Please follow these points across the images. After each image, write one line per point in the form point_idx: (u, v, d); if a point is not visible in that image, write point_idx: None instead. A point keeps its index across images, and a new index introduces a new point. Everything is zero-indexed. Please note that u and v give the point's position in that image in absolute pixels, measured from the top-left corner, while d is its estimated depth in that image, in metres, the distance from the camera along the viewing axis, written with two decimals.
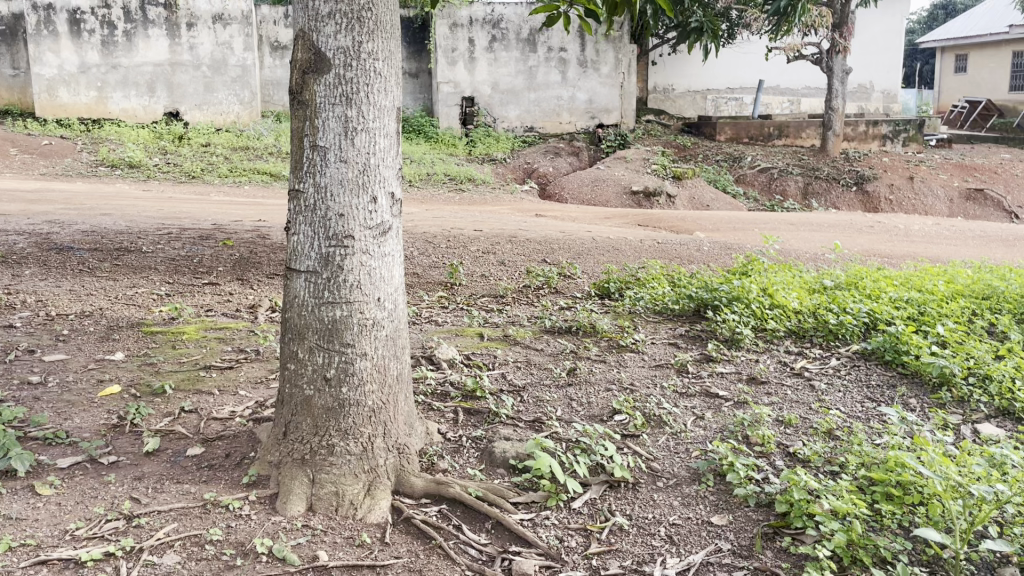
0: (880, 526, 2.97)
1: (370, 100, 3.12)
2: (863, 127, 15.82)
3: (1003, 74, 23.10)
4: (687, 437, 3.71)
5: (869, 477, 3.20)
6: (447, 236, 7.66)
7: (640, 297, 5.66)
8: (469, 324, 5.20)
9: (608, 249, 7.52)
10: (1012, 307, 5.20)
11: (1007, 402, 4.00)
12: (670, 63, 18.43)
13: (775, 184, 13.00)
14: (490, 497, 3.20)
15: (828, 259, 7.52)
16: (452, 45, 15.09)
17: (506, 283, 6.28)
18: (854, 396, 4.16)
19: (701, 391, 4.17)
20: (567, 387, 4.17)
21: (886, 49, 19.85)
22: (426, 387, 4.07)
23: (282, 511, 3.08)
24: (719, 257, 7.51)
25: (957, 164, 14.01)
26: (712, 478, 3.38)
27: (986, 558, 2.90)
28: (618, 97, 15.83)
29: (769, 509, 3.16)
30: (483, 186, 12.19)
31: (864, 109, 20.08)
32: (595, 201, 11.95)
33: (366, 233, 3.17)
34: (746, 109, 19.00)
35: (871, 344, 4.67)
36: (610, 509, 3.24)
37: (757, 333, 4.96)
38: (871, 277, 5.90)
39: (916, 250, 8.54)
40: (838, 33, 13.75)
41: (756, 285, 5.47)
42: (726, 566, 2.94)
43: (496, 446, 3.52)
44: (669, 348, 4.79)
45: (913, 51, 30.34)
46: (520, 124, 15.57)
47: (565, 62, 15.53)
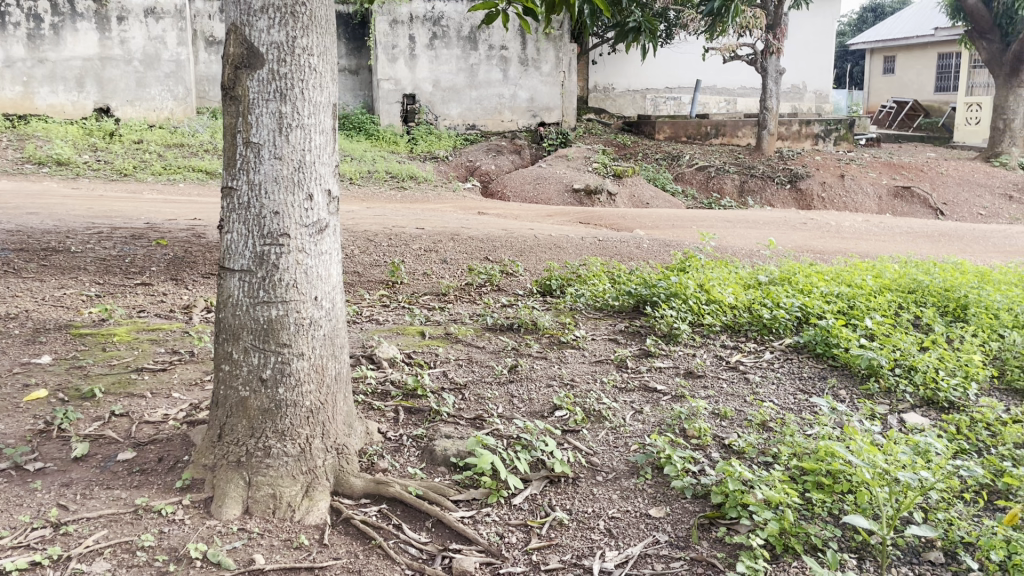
0: (811, 514, 3.05)
1: (304, 96, 3.08)
2: (795, 126, 16.21)
3: (929, 75, 23.88)
4: (626, 431, 3.76)
5: (801, 467, 3.29)
6: (388, 234, 7.58)
7: (581, 294, 5.71)
8: (410, 323, 5.16)
9: (549, 246, 7.57)
10: (937, 300, 5.39)
11: (931, 392, 4.16)
12: (611, 62, 18.59)
13: (712, 182, 13.27)
14: (430, 495, 3.20)
15: (763, 255, 7.69)
16: (392, 43, 14.94)
17: (448, 281, 6.26)
18: (787, 388, 4.27)
19: (639, 386, 4.23)
20: (509, 384, 4.18)
21: (817, 50, 20.38)
22: (366, 387, 4.03)
23: (216, 515, 3.02)
24: (658, 254, 7.62)
25: (886, 163, 14.43)
26: (650, 470, 3.43)
27: (911, 543, 3.00)
28: (558, 96, 15.95)
29: (705, 501, 3.21)
30: (425, 183, 12.12)
31: (797, 108, 20.61)
32: (537, 199, 12.00)
33: (302, 231, 3.13)
34: (684, 109, 19.33)
35: (803, 338, 4.79)
36: (550, 504, 3.27)
37: (694, 328, 5.05)
38: (804, 272, 6.06)
39: (847, 246, 8.78)
40: (771, 34, 14.06)
41: (693, 280, 5.56)
42: (663, 558, 2.98)
43: (437, 444, 3.51)
44: (609, 343, 4.85)
45: (844, 53, 31.26)
46: (461, 122, 15.53)
47: (506, 60, 15.56)
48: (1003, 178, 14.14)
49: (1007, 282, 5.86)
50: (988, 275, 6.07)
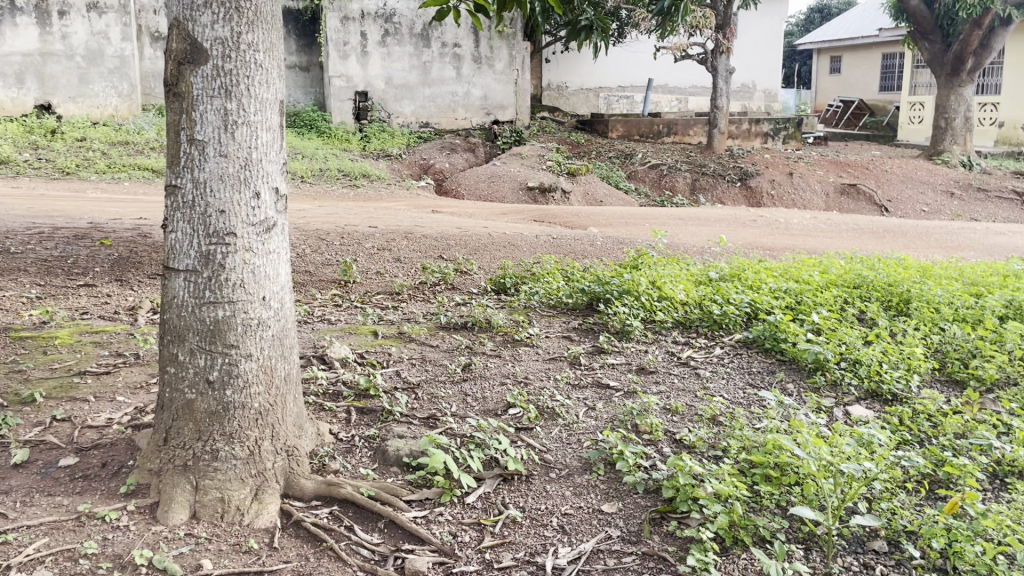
0: (759, 506, 3.10)
1: (250, 92, 3.03)
2: (745, 124, 16.44)
3: (873, 75, 24.43)
4: (579, 428, 3.78)
5: (749, 460, 3.34)
6: (340, 232, 7.50)
7: (535, 292, 5.73)
8: (362, 323, 5.12)
9: (503, 244, 7.56)
10: (880, 295, 5.51)
11: (875, 384, 4.25)
12: (564, 61, 18.66)
13: (665, 180, 13.41)
14: (382, 496, 3.17)
15: (713, 251, 7.79)
16: (344, 39, 14.78)
17: (401, 281, 6.21)
18: (736, 382, 4.34)
19: (592, 382, 4.26)
20: (462, 382, 4.17)
21: (766, 50, 20.72)
22: (317, 387, 3.99)
23: (162, 520, 2.95)
24: (611, 252, 7.66)
25: (833, 161, 14.72)
26: (603, 466, 3.45)
27: (857, 533, 3.07)
28: (511, 94, 15.97)
29: (656, 495, 3.25)
30: (378, 182, 12.03)
31: (747, 107, 20.93)
32: (491, 197, 12.00)
33: (249, 229, 3.08)
34: (637, 107, 19.51)
35: (752, 333, 4.87)
36: (503, 501, 3.27)
37: (646, 325, 5.09)
38: (753, 268, 6.15)
39: (795, 243, 8.94)
40: (721, 34, 14.23)
41: (646, 278, 5.61)
42: (615, 553, 2.99)
43: (390, 445, 3.48)
44: (563, 341, 4.86)
45: (791, 53, 31.83)
46: (415, 120, 15.44)
47: (459, 58, 15.51)
48: (944, 175, 14.51)
49: (948, 277, 6.03)
50: (929, 270, 6.23)
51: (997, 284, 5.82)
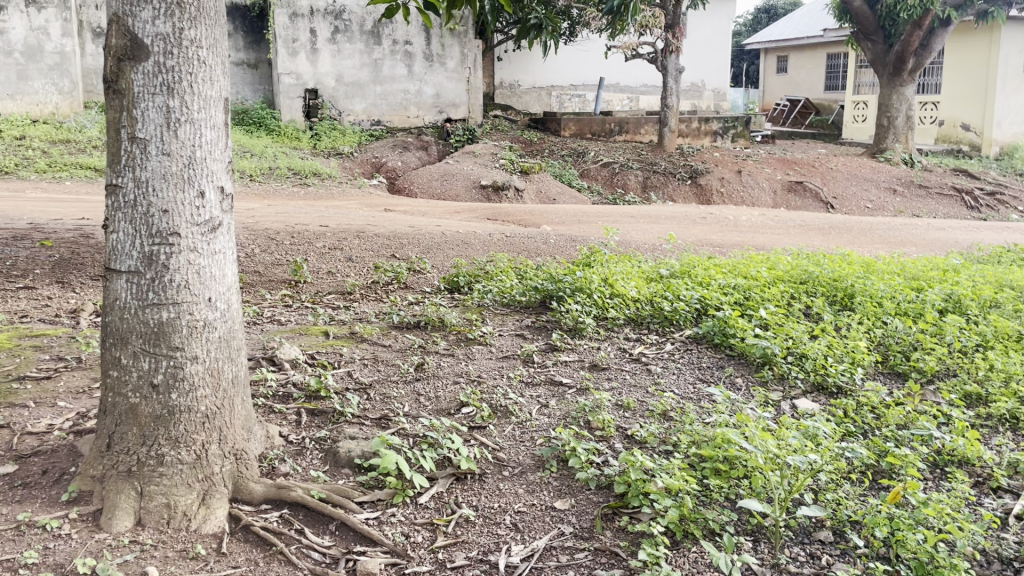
0: (709, 500, 3.14)
1: (194, 89, 2.97)
2: (695, 123, 16.65)
3: (818, 74, 24.87)
4: (532, 425, 3.79)
5: (699, 455, 3.38)
6: (290, 232, 7.40)
7: (488, 290, 5.71)
8: (313, 323, 5.05)
9: (456, 243, 7.54)
10: (826, 290, 5.63)
11: (821, 377, 4.34)
12: (516, 59, 18.67)
13: (617, 178, 13.52)
14: (333, 498, 3.14)
15: (664, 248, 7.87)
16: (292, 36, 14.60)
17: (353, 280, 6.14)
18: (686, 377, 4.40)
19: (545, 380, 4.27)
20: (414, 382, 4.14)
21: (715, 49, 21.00)
22: (267, 389, 3.93)
23: (106, 528, 2.88)
24: (564, 249, 7.70)
25: (780, 159, 14.97)
26: (556, 463, 3.46)
27: (803, 524, 3.13)
28: (464, 92, 15.91)
29: (608, 491, 3.27)
30: (329, 180, 11.90)
31: (697, 106, 21.20)
32: (444, 195, 11.98)
33: (193, 229, 3.02)
34: (589, 105, 19.62)
35: (701, 329, 4.94)
36: (456, 501, 3.25)
37: (598, 322, 5.12)
38: (703, 265, 6.24)
39: (744, 239, 9.07)
40: (671, 34, 14.37)
41: (598, 275, 5.65)
42: (568, 549, 3.01)
43: (341, 446, 3.44)
44: (516, 339, 4.86)
45: (739, 52, 32.32)
46: (366, 118, 15.32)
47: (410, 55, 15.41)
48: (887, 173, 14.85)
49: (891, 272, 6.17)
50: (872, 265, 6.38)
51: (937, 279, 5.98)
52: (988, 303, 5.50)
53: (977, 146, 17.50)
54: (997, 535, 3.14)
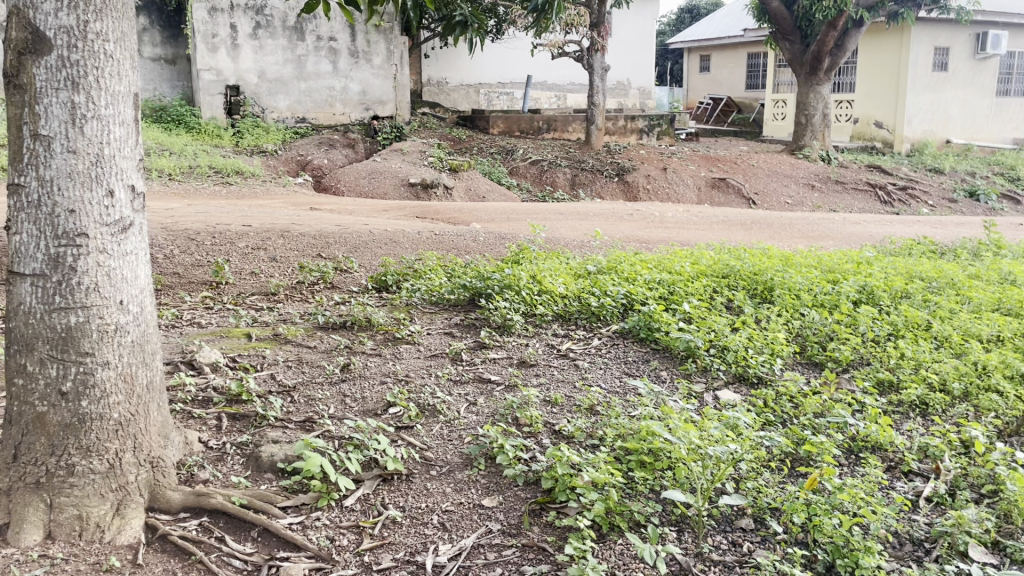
0: (634, 492, 3.18)
1: (101, 84, 2.85)
2: (621, 121, 16.84)
3: (739, 74, 25.42)
4: (460, 423, 3.77)
5: (625, 448, 3.41)
6: (210, 231, 7.21)
7: (416, 289, 5.66)
8: (236, 325, 4.93)
9: (384, 241, 7.45)
10: (746, 284, 5.76)
11: (742, 369, 4.44)
12: (443, 56, 18.58)
13: (545, 175, 13.60)
14: (255, 504, 3.06)
15: (592, 245, 7.96)
16: (212, 31, 14.23)
17: (277, 281, 6.01)
18: (613, 372, 4.45)
19: (474, 377, 4.26)
20: (340, 383, 4.08)
21: (640, 48, 21.30)
22: (185, 394, 3.81)
23: (14, 543, 2.77)
24: (493, 246, 7.70)
25: (704, 156, 15.27)
26: (483, 461, 3.45)
27: (725, 512, 3.20)
28: (391, 89, 15.74)
29: (536, 487, 3.28)
30: (252, 178, 11.64)
31: (623, 104, 21.49)
32: (372, 193, 11.86)
33: (102, 229, 2.91)
34: (516, 103, 19.69)
35: (627, 324, 5.01)
36: (383, 502, 3.21)
37: (527, 319, 5.14)
38: (629, 261, 6.32)
39: (669, 235, 9.23)
40: (596, 33, 14.50)
41: (526, 272, 5.66)
42: (496, 546, 3.01)
43: (263, 451, 3.36)
44: (444, 337, 4.84)
45: (664, 51, 32.86)
46: (290, 115, 15.04)
47: (335, 51, 15.18)
48: (806, 169, 15.29)
49: (809, 266, 6.35)
50: (791, 259, 6.56)
51: (852, 271, 6.19)
52: (900, 294, 5.70)
53: (890, 143, 18.16)
54: (908, 517, 3.27)
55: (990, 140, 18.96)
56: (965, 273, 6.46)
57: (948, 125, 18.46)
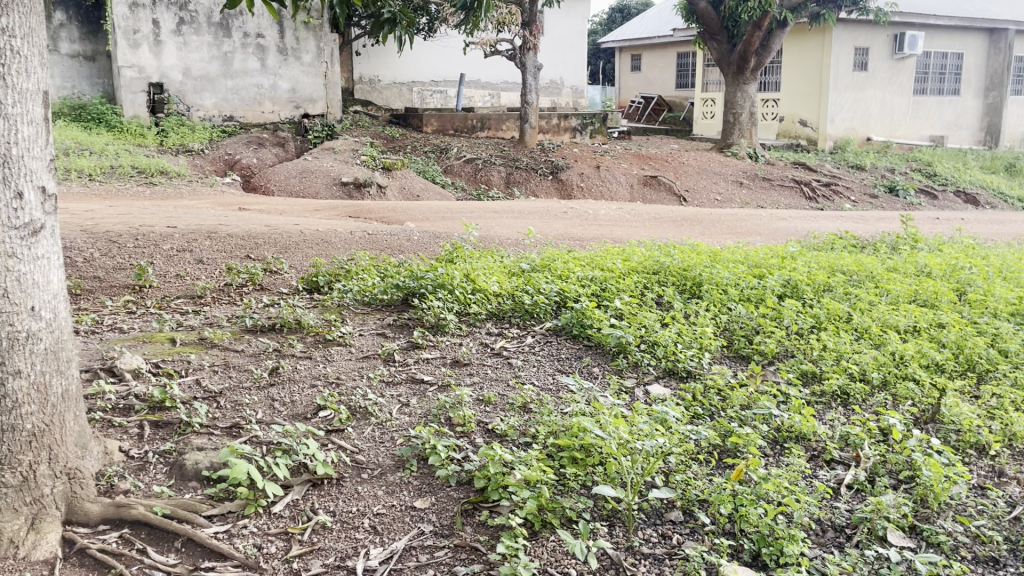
0: (566, 488, 3.20)
1: (6, 82, 2.73)
2: (555, 119, 16.93)
3: (669, 73, 25.82)
4: (392, 425, 3.73)
5: (557, 444, 3.43)
6: (133, 233, 6.99)
7: (348, 290, 5.58)
8: (159, 329, 4.78)
9: (315, 242, 7.34)
10: (676, 280, 5.85)
11: (672, 363, 4.51)
12: (375, 54, 18.38)
13: (480, 174, 13.58)
14: (179, 514, 2.98)
15: (525, 242, 7.98)
16: (133, 27, 13.80)
17: (204, 283, 5.86)
18: (546, 369, 4.46)
19: (406, 378, 4.23)
20: (269, 388, 3.99)
21: (572, 47, 21.45)
22: (105, 403, 3.68)
23: None
24: (427, 246, 7.65)
25: (636, 155, 15.45)
26: (415, 462, 3.43)
27: (655, 505, 3.24)
28: (321, 87, 15.51)
29: (468, 487, 3.27)
30: (178, 179, 11.33)
31: (557, 102, 21.63)
32: (303, 193, 11.68)
33: (11, 233, 2.78)
34: (450, 102, 19.64)
35: (561, 321, 5.04)
36: (313, 508, 3.16)
37: (460, 317, 5.12)
38: (562, 258, 6.35)
39: (602, 233, 9.32)
40: (528, 31, 14.51)
41: (459, 271, 5.63)
42: (428, 548, 2.98)
43: (187, 458, 3.28)
44: (377, 338, 4.79)
45: (596, 50, 33.18)
46: (217, 113, 14.69)
47: (263, 49, 14.89)
48: (734, 166, 15.62)
49: (735, 261, 6.48)
50: (718, 255, 6.69)
51: (776, 266, 6.34)
52: (822, 288, 5.87)
53: (814, 140, 18.69)
54: (831, 504, 3.36)
55: (908, 138, 19.66)
56: (883, 266, 6.68)
57: (868, 124, 19.07)
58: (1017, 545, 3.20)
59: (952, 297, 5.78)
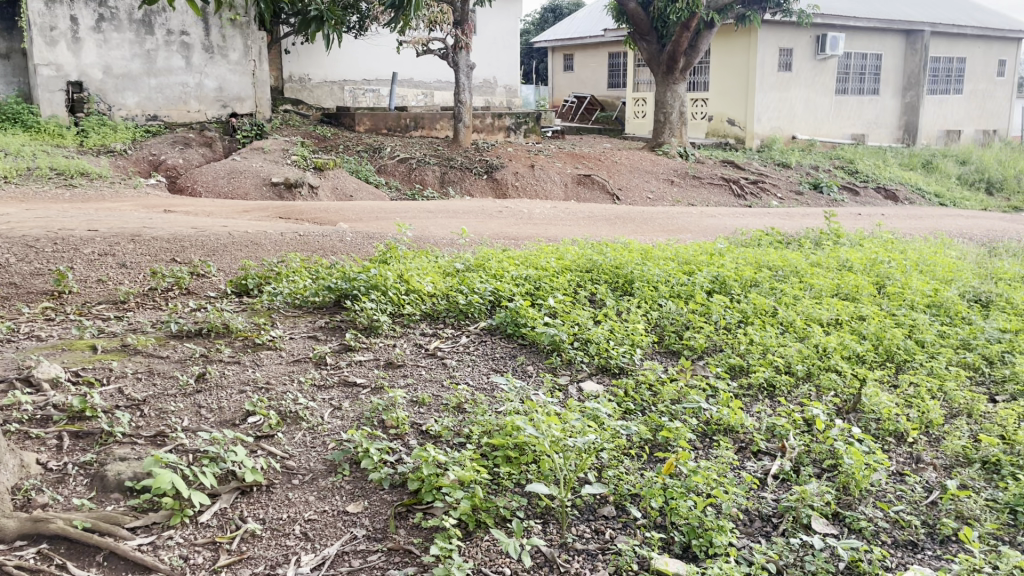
0: (500, 487, 3.21)
1: None
2: (489, 119, 16.92)
3: (601, 72, 26.09)
4: (323, 429, 3.68)
5: (491, 444, 3.43)
6: (51, 237, 6.73)
7: (278, 292, 5.47)
8: (79, 336, 4.61)
9: (245, 243, 7.18)
10: (608, 277, 5.92)
11: (604, 359, 4.56)
12: (305, 52, 18.09)
13: (414, 173, 13.49)
14: (101, 527, 2.88)
15: (459, 242, 7.95)
16: (49, 24, 13.31)
17: (127, 288, 5.68)
18: (481, 369, 4.46)
19: (339, 381, 4.17)
20: (195, 395, 3.89)
21: (505, 46, 21.49)
22: (21, 414, 3.53)
23: None
24: (361, 247, 7.57)
25: (570, 154, 15.56)
26: (348, 466, 3.38)
27: (589, 501, 3.27)
28: (249, 86, 15.19)
29: (402, 489, 3.24)
30: (99, 180, 10.95)
31: (490, 101, 21.64)
32: (232, 194, 11.44)
33: None
34: (383, 101, 19.47)
35: (495, 321, 5.05)
36: (241, 516, 3.09)
37: (394, 319, 5.08)
38: (497, 257, 6.35)
39: (536, 232, 9.36)
40: (460, 31, 14.43)
41: (392, 271, 5.57)
42: (360, 553, 2.95)
43: (110, 470, 3.17)
44: (308, 341, 4.71)
45: (529, 50, 33.31)
46: (140, 113, 14.26)
47: (188, 46, 14.51)
48: (666, 165, 15.88)
49: (666, 258, 6.58)
50: (650, 252, 6.79)
51: (705, 262, 6.46)
52: (749, 283, 6.00)
53: (742, 139, 19.13)
54: (758, 494, 3.44)
55: (832, 136, 20.27)
56: (807, 261, 6.87)
57: (793, 123, 19.60)
58: (935, 528, 3.33)
59: (872, 291, 5.97)
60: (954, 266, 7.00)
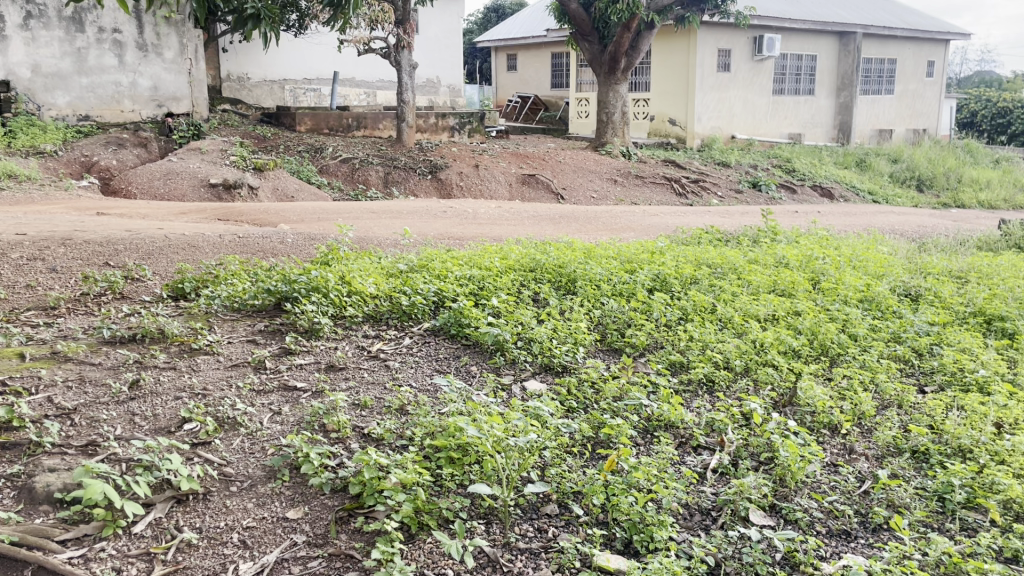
0: (442, 489, 3.20)
1: None
2: (432, 119, 16.84)
3: (544, 72, 26.20)
4: (262, 435, 3.61)
5: (433, 445, 3.42)
6: None
7: (216, 295, 5.34)
8: (5, 344, 4.43)
9: (181, 246, 7.02)
10: (551, 277, 5.95)
11: (548, 358, 4.59)
12: (243, 51, 17.76)
13: (357, 174, 13.37)
14: (28, 540, 2.79)
15: (403, 243, 7.90)
16: None
17: (57, 293, 5.49)
18: (424, 370, 4.45)
19: (278, 386, 4.10)
20: (128, 402, 3.78)
21: (448, 45, 21.41)
22: None
23: None
24: (302, 249, 7.46)
25: (514, 153, 15.59)
26: (287, 472, 3.33)
27: (532, 500, 3.29)
28: (185, 85, 14.92)
29: (343, 493, 3.21)
30: (28, 182, 10.58)
31: (434, 101, 21.55)
32: (169, 195, 11.19)
33: None
34: (324, 100, 19.26)
35: (439, 321, 5.03)
36: (176, 525, 3.02)
37: (336, 321, 5.02)
38: (440, 258, 6.32)
39: (480, 232, 9.34)
40: (402, 30, 14.30)
41: (334, 273, 5.49)
42: (301, 559, 2.92)
43: (38, 482, 3.07)
44: (246, 345, 4.63)
45: (472, 50, 33.28)
46: (72, 113, 13.82)
47: (120, 44, 14.14)
48: (609, 164, 16.01)
49: (608, 257, 6.64)
50: (593, 251, 6.85)
51: (646, 260, 6.54)
52: (688, 280, 6.10)
53: (684, 139, 19.42)
54: (697, 488, 3.50)
55: (770, 136, 20.71)
56: (745, 258, 6.99)
57: (733, 122, 19.96)
58: (867, 517, 3.43)
59: (807, 286, 6.12)
60: (885, 262, 7.21)
